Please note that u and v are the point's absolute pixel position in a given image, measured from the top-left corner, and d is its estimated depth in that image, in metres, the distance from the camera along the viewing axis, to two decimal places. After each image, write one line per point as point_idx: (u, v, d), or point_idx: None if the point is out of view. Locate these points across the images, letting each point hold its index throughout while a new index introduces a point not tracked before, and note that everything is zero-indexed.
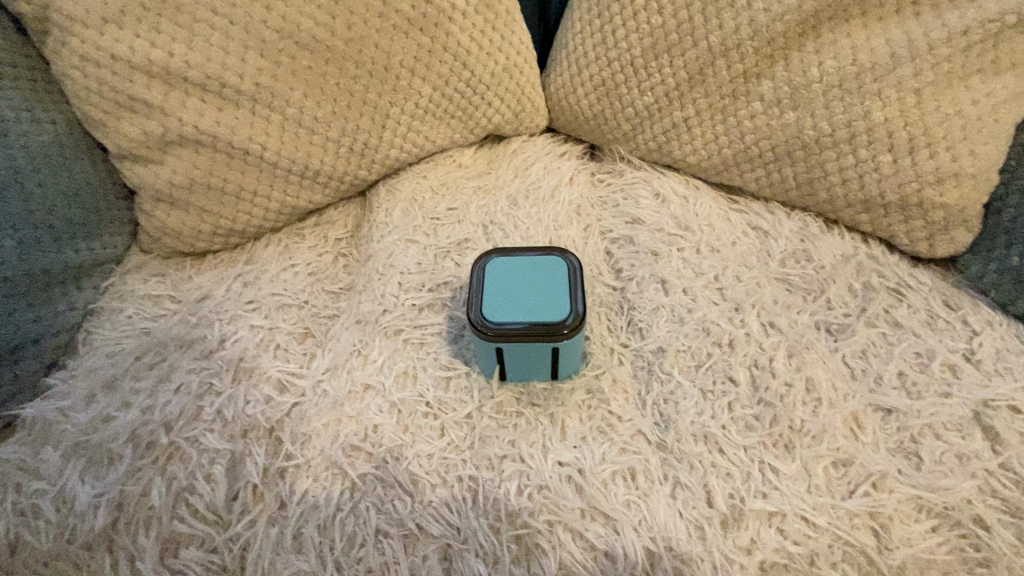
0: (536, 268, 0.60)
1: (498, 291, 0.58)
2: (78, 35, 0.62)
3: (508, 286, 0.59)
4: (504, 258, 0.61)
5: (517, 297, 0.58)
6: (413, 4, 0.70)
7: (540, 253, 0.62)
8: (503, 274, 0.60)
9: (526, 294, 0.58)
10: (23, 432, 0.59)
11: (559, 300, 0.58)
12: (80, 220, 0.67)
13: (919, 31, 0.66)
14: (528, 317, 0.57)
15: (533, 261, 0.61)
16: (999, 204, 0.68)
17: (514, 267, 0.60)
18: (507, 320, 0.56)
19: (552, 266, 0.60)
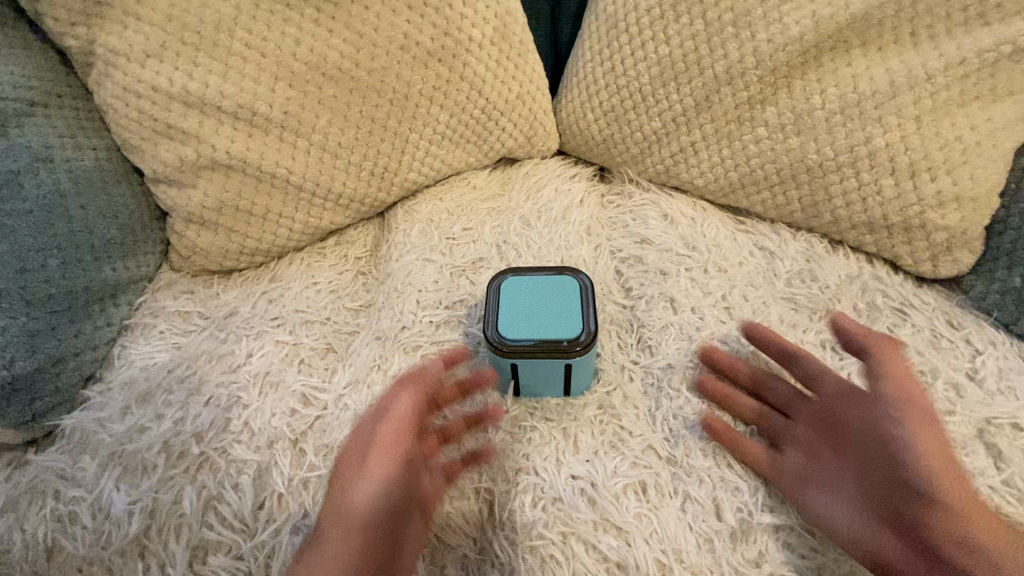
0: (548, 286, 0.63)
1: (512, 309, 0.61)
2: (121, 68, 0.67)
3: (522, 304, 0.61)
4: (518, 276, 0.64)
5: (531, 314, 0.60)
6: (433, 37, 0.74)
7: (553, 271, 0.64)
8: (517, 293, 0.62)
9: (540, 312, 0.61)
10: (63, 441, 0.63)
11: (571, 316, 0.60)
12: (117, 240, 0.71)
13: (917, 61, 0.69)
14: (543, 334, 0.59)
15: (546, 280, 0.63)
16: (1001, 226, 0.70)
17: (527, 286, 0.63)
18: (523, 337, 0.59)
19: (564, 285, 0.63)
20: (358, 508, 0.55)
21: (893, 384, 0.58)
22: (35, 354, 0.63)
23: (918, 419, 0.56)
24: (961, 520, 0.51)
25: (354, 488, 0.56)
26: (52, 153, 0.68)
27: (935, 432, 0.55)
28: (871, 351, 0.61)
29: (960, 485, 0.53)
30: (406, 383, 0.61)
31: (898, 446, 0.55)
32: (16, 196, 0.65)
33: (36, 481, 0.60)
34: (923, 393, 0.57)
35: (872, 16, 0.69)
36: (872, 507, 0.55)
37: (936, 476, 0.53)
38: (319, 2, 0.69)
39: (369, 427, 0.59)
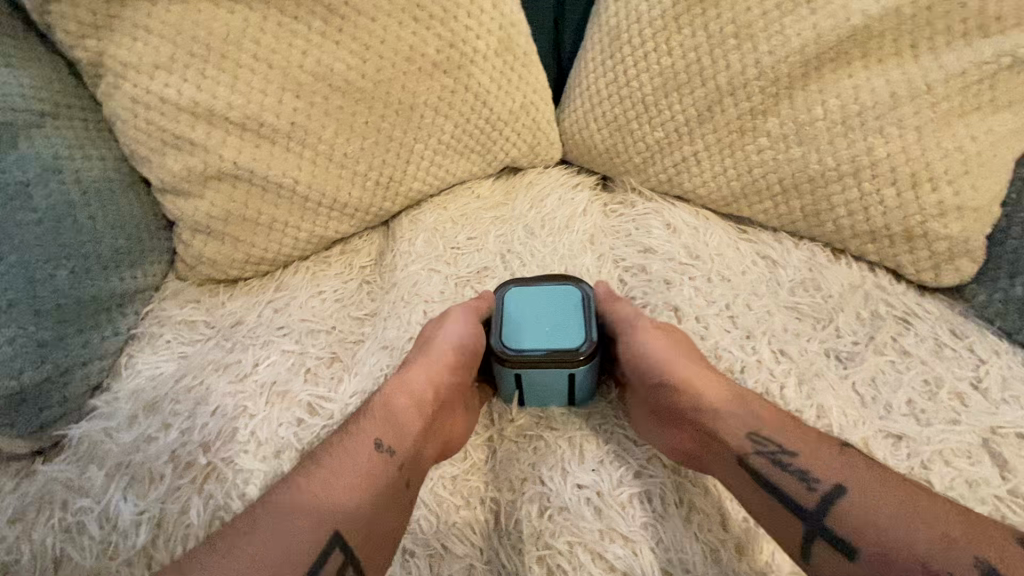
0: (552, 296, 0.64)
1: (517, 319, 0.62)
2: (131, 79, 0.67)
3: (527, 313, 0.62)
4: (521, 287, 0.65)
5: (536, 323, 0.61)
6: (438, 49, 0.75)
7: (555, 283, 0.66)
8: (521, 303, 0.63)
9: (544, 321, 0.61)
10: (71, 451, 0.64)
11: (575, 326, 0.61)
12: (125, 249, 0.72)
13: (917, 73, 0.70)
14: (548, 343, 0.60)
15: (547, 290, 0.64)
16: (1002, 235, 0.71)
17: (531, 296, 0.64)
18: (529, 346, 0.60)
19: (566, 295, 0.64)
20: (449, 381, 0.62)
21: (645, 320, 0.66)
22: (43, 363, 0.64)
23: (657, 341, 0.63)
24: (732, 413, 0.58)
25: (448, 369, 0.62)
26: (61, 164, 0.68)
27: (694, 353, 0.64)
28: (606, 309, 0.68)
29: (731, 391, 0.60)
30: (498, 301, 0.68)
31: (642, 367, 0.62)
32: (26, 206, 0.66)
33: (42, 491, 0.60)
34: (661, 325, 0.65)
35: (872, 29, 0.70)
36: (656, 417, 0.60)
37: (697, 381, 0.60)
38: (327, 14, 0.70)
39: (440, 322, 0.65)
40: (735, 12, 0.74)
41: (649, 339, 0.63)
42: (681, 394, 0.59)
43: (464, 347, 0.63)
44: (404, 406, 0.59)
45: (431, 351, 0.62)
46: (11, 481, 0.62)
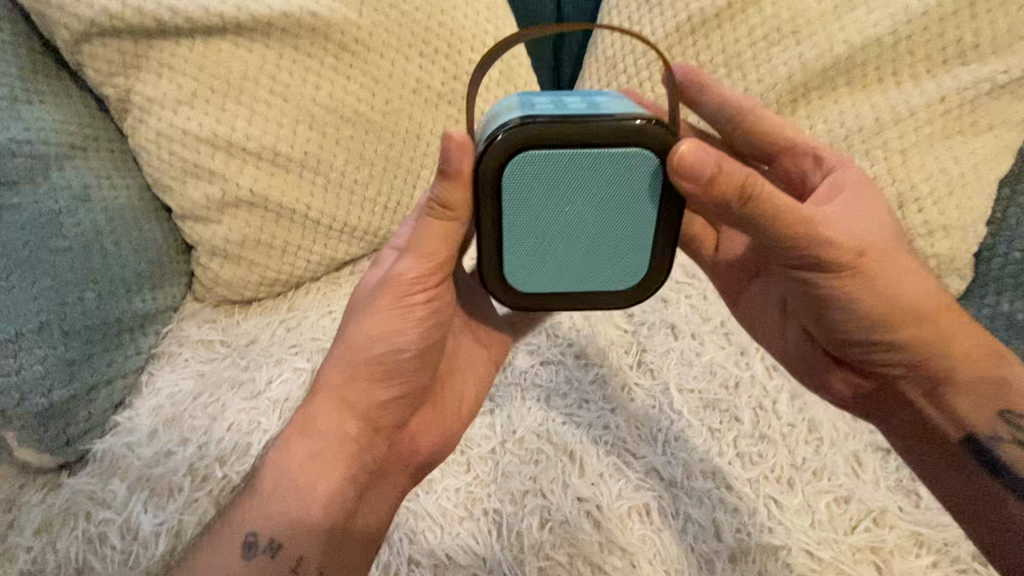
0: (590, 177, 0.46)
1: (523, 220, 0.48)
2: (156, 114, 0.72)
3: (537, 210, 0.47)
4: (551, 157, 0.45)
5: (545, 235, 0.49)
6: (443, 81, 0.79)
7: (613, 145, 0.45)
8: (538, 190, 0.47)
9: (561, 230, 0.49)
10: (94, 465, 0.68)
11: (601, 258, 0.50)
12: (146, 273, 0.76)
13: (900, 99, 0.73)
14: (550, 276, 0.51)
15: (588, 167, 0.46)
16: (989, 253, 0.74)
17: (557, 183, 0.46)
18: (525, 278, 0.51)
19: (613, 173, 0.46)
20: (378, 385, 0.56)
21: (842, 236, 0.49)
22: (71, 382, 0.69)
23: (858, 290, 0.50)
24: (947, 379, 0.54)
25: (374, 375, 0.55)
26: (89, 194, 0.73)
27: (906, 278, 0.52)
28: (745, 204, 0.44)
29: (949, 332, 0.54)
30: (433, 233, 0.51)
31: (828, 317, 0.54)
32: (56, 234, 0.70)
33: (68, 503, 0.65)
34: (863, 246, 0.50)
35: (856, 58, 0.73)
36: (821, 353, 0.59)
37: (911, 339, 0.53)
38: (338, 51, 0.75)
39: (360, 331, 0.55)
40: (725, 42, 0.78)
41: (845, 283, 0.50)
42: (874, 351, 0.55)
43: (382, 343, 0.55)
44: (326, 430, 0.55)
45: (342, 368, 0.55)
46: (38, 494, 0.68)
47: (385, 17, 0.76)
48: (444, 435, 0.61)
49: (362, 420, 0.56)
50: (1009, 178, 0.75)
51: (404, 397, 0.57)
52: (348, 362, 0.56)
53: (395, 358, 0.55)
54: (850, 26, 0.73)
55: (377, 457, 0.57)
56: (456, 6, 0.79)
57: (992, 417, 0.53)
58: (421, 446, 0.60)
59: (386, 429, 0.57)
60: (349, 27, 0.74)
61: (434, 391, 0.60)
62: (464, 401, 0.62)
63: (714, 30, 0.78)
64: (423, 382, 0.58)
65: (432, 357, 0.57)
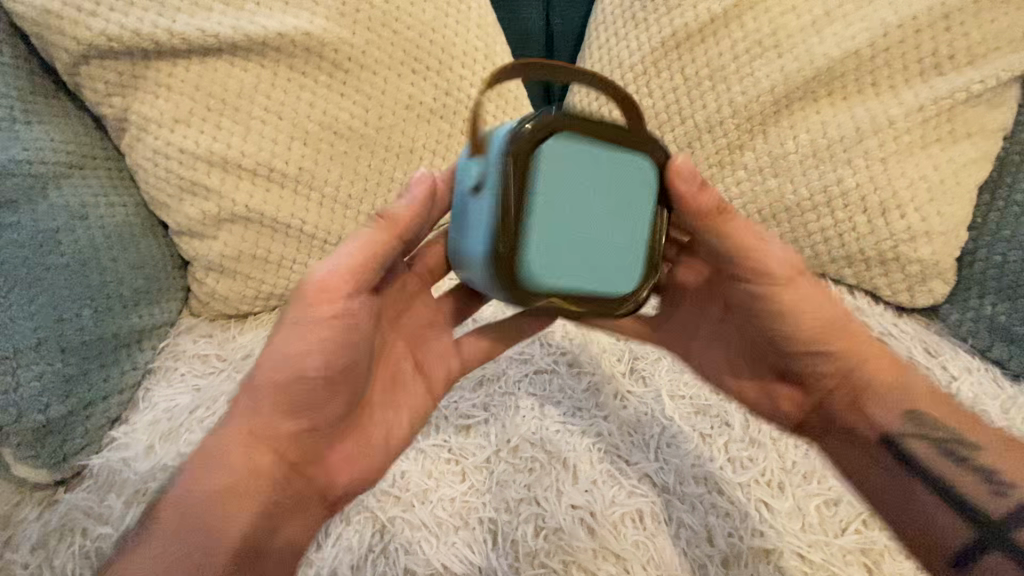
0: (606, 173, 0.51)
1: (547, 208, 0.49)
2: (153, 132, 0.74)
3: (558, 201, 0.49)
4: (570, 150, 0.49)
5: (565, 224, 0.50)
6: (435, 97, 0.81)
7: (626, 153, 0.52)
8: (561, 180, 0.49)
9: (580, 221, 0.50)
10: (91, 480, 0.69)
11: (619, 255, 0.53)
12: (144, 289, 0.77)
13: (880, 109, 0.75)
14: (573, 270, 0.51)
15: (609, 166, 0.51)
16: (970, 257, 0.76)
17: (582, 178, 0.50)
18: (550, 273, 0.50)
19: (627, 175, 0.52)
20: (288, 414, 0.55)
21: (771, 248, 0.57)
22: (68, 398, 0.69)
23: (783, 296, 0.57)
24: (862, 391, 0.58)
25: (282, 404, 0.55)
26: (87, 212, 0.74)
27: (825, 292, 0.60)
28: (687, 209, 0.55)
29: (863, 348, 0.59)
30: (365, 242, 0.54)
31: (762, 322, 0.59)
32: (54, 251, 0.71)
33: (65, 518, 0.66)
34: (789, 261, 0.57)
35: (835, 70, 0.75)
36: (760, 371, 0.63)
37: (828, 349, 0.58)
38: (332, 69, 0.76)
39: (282, 343, 0.54)
40: (709, 56, 0.80)
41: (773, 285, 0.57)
42: (797, 359, 0.60)
43: (296, 365, 0.54)
44: (237, 461, 0.55)
45: (263, 379, 0.55)
46: (35, 510, 0.68)
47: (377, 36, 0.78)
48: (366, 462, 0.60)
49: (275, 440, 0.56)
50: (988, 184, 0.77)
51: (318, 424, 0.57)
52: (256, 391, 0.55)
53: (305, 385, 0.54)
54: (829, 40, 0.75)
55: (289, 485, 0.57)
56: (447, 24, 0.81)
57: (899, 417, 0.57)
58: (339, 475, 0.59)
59: (300, 459, 0.57)
60: (343, 46, 0.76)
61: (354, 417, 0.60)
62: (389, 427, 0.62)
63: (697, 45, 0.80)
64: (339, 409, 0.57)
65: (349, 385, 0.57)
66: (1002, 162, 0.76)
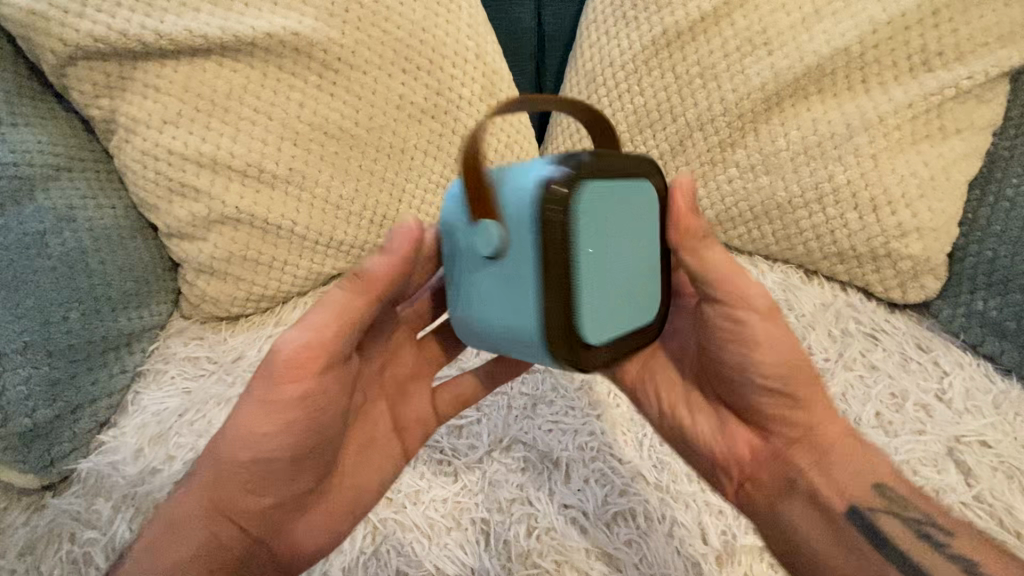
0: (624, 201, 0.47)
1: (587, 262, 0.44)
2: (141, 134, 0.73)
3: (596, 254, 0.44)
4: (593, 197, 0.44)
5: (605, 273, 0.45)
6: (426, 97, 0.81)
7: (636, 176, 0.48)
8: (591, 223, 0.44)
9: (624, 259, 0.47)
10: (79, 485, 0.69)
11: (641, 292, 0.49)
12: (132, 291, 0.76)
13: (870, 105, 0.75)
14: (615, 324, 0.47)
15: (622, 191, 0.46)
16: (961, 253, 0.76)
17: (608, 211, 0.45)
18: (599, 335, 0.46)
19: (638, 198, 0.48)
20: (249, 489, 0.53)
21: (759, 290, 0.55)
22: (54, 402, 0.69)
23: (762, 334, 0.55)
24: (828, 449, 0.56)
25: (242, 480, 0.53)
26: (74, 215, 0.73)
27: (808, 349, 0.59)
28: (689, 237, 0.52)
29: (827, 411, 0.57)
30: (338, 313, 0.51)
31: (741, 363, 0.56)
32: (41, 254, 0.70)
33: (52, 523, 0.66)
34: (766, 303, 0.55)
35: (825, 67, 0.75)
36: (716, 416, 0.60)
37: (796, 398, 0.56)
38: (322, 69, 0.76)
39: (246, 415, 0.52)
40: (700, 54, 0.80)
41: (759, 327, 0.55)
42: (766, 401, 0.57)
43: (258, 439, 0.52)
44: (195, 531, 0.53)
45: (226, 453, 0.53)
46: (23, 515, 0.68)
47: (367, 36, 0.77)
48: (331, 537, 0.58)
49: (237, 517, 0.54)
50: (978, 180, 0.77)
51: (282, 498, 0.54)
52: (221, 468, 0.53)
53: (270, 464, 0.52)
54: (819, 37, 0.75)
55: (249, 561, 0.54)
56: (437, 23, 0.81)
57: (860, 483, 0.55)
58: (305, 552, 0.57)
59: (265, 537, 0.55)
60: (332, 46, 0.76)
61: (326, 490, 0.57)
62: (359, 501, 0.59)
63: (688, 43, 0.80)
64: (308, 483, 0.55)
65: (313, 458, 0.54)
66: (992, 157, 0.76)
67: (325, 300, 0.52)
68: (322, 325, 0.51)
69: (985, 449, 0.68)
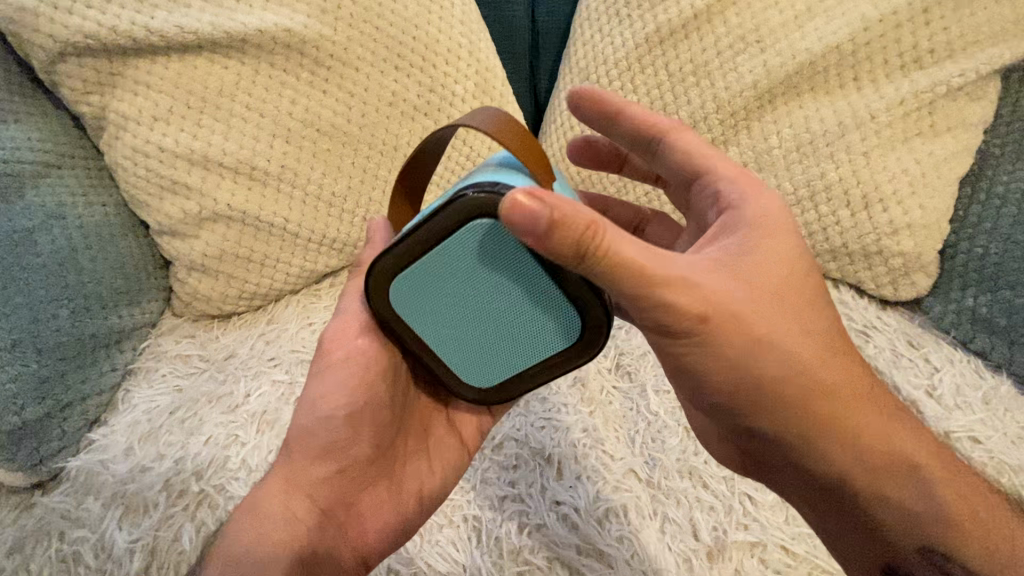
0: (455, 271, 0.46)
1: (428, 328, 0.50)
2: (132, 131, 0.73)
3: (441, 319, 0.49)
4: (416, 275, 0.47)
5: (459, 329, 0.49)
6: (418, 94, 0.81)
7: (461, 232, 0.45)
8: (419, 300, 0.48)
9: (485, 315, 0.48)
10: (68, 483, 0.68)
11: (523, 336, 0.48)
12: (123, 289, 0.76)
13: (861, 103, 0.75)
14: (495, 367, 0.51)
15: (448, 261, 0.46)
16: (952, 251, 0.77)
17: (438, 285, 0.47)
18: (477, 376, 0.52)
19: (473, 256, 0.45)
20: (323, 458, 0.56)
21: (688, 302, 0.43)
22: (44, 400, 0.69)
23: (709, 363, 0.46)
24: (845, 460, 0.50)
25: (316, 445, 0.56)
26: (64, 212, 0.73)
27: (782, 346, 0.47)
28: (583, 264, 0.41)
29: (828, 399, 0.49)
30: (360, 293, 0.59)
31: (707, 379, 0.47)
32: (31, 251, 0.70)
33: (41, 522, 0.65)
34: (705, 307, 0.43)
35: (817, 65, 0.75)
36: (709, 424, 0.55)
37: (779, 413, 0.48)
38: (314, 66, 0.76)
39: (316, 386, 0.57)
40: (692, 52, 0.80)
41: (702, 348, 0.45)
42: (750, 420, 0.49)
43: (325, 404, 0.56)
44: (275, 501, 0.55)
45: (300, 421, 0.57)
46: (11, 514, 0.67)
47: (360, 32, 0.77)
48: (399, 519, 0.58)
49: (309, 485, 0.55)
50: (969, 177, 0.77)
51: (352, 471, 0.57)
52: (295, 436, 0.57)
53: (336, 426, 0.56)
54: (811, 35, 0.75)
55: (324, 538, 0.55)
56: (430, 20, 0.81)
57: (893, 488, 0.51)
58: (372, 531, 0.57)
59: (334, 506, 0.56)
60: (324, 43, 0.75)
61: (393, 468, 0.59)
62: (418, 477, 0.60)
63: (681, 41, 0.80)
64: (366, 449, 0.57)
65: (375, 422, 0.56)
66: (983, 155, 0.77)
67: (352, 285, 0.60)
68: (351, 304, 0.58)
69: (976, 445, 0.68)
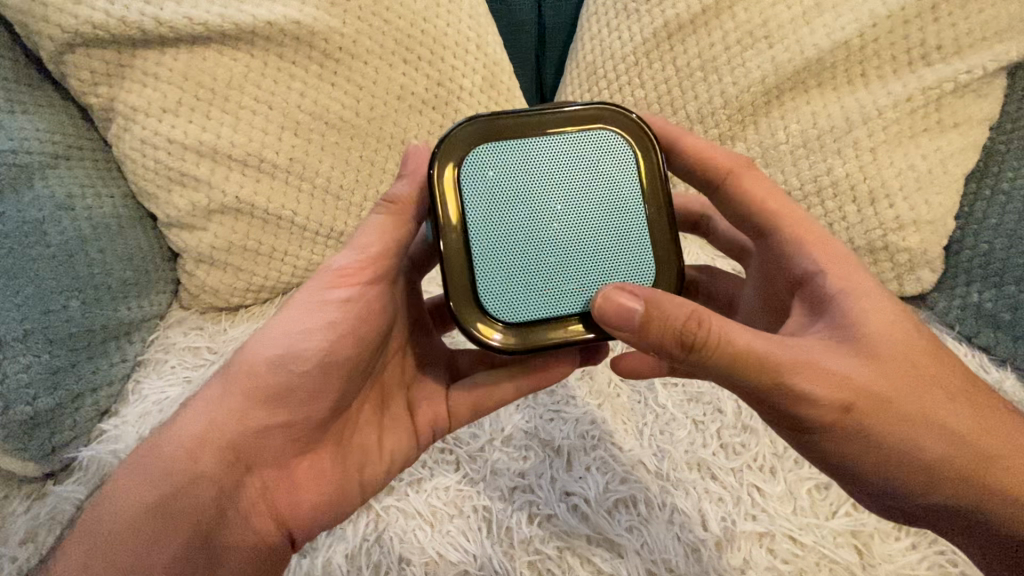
0: (547, 167, 0.49)
1: (486, 206, 0.47)
2: (140, 122, 0.72)
3: (516, 185, 0.48)
4: (523, 148, 0.49)
5: (514, 225, 0.48)
6: (426, 87, 0.81)
7: (574, 133, 0.50)
8: (506, 174, 0.48)
9: (546, 228, 0.48)
10: (80, 473, 0.69)
11: (576, 265, 0.48)
12: (132, 280, 0.76)
13: (869, 99, 0.75)
14: (526, 286, 0.48)
15: (545, 153, 0.49)
16: (958, 246, 0.77)
17: (524, 177, 0.48)
18: (502, 298, 0.47)
19: (573, 156, 0.49)
20: (266, 408, 0.53)
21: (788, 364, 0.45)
22: (56, 390, 0.69)
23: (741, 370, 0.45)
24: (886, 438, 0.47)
25: (263, 388, 0.53)
26: (73, 203, 0.73)
27: (910, 437, 0.47)
28: (689, 349, 0.44)
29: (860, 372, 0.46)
30: (382, 232, 0.53)
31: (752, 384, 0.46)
32: (41, 242, 0.70)
33: (54, 512, 0.66)
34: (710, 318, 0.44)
35: (825, 60, 0.76)
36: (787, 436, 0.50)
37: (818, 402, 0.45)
38: (322, 59, 0.76)
39: (278, 318, 0.55)
40: (700, 47, 0.80)
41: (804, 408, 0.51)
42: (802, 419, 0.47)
43: (283, 341, 0.53)
44: (210, 444, 0.53)
45: (249, 356, 0.54)
46: (23, 503, 0.68)
47: (369, 26, 0.77)
48: (335, 494, 0.57)
49: (245, 428, 0.53)
50: (975, 174, 0.78)
51: (295, 428, 0.54)
52: (240, 373, 0.54)
53: (288, 380, 0.53)
54: (819, 30, 0.75)
55: (245, 500, 0.54)
56: (438, 14, 0.81)
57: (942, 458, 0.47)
58: (303, 498, 0.56)
59: (267, 460, 0.54)
60: (333, 35, 0.75)
61: (337, 433, 0.58)
62: (370, 456, 0.59)
63: (689, 36, 0.80)
64: (320, 415, 0.55)
65: (331, 388, 0.54)
66: (989, 152, 0.77)
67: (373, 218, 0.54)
68: (369, 237, 0.53)
69: None
